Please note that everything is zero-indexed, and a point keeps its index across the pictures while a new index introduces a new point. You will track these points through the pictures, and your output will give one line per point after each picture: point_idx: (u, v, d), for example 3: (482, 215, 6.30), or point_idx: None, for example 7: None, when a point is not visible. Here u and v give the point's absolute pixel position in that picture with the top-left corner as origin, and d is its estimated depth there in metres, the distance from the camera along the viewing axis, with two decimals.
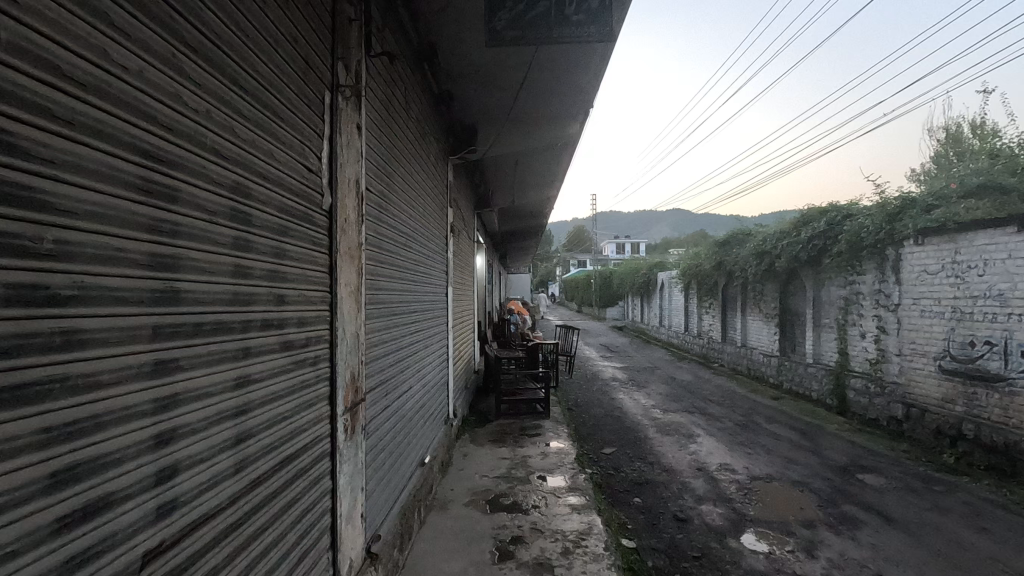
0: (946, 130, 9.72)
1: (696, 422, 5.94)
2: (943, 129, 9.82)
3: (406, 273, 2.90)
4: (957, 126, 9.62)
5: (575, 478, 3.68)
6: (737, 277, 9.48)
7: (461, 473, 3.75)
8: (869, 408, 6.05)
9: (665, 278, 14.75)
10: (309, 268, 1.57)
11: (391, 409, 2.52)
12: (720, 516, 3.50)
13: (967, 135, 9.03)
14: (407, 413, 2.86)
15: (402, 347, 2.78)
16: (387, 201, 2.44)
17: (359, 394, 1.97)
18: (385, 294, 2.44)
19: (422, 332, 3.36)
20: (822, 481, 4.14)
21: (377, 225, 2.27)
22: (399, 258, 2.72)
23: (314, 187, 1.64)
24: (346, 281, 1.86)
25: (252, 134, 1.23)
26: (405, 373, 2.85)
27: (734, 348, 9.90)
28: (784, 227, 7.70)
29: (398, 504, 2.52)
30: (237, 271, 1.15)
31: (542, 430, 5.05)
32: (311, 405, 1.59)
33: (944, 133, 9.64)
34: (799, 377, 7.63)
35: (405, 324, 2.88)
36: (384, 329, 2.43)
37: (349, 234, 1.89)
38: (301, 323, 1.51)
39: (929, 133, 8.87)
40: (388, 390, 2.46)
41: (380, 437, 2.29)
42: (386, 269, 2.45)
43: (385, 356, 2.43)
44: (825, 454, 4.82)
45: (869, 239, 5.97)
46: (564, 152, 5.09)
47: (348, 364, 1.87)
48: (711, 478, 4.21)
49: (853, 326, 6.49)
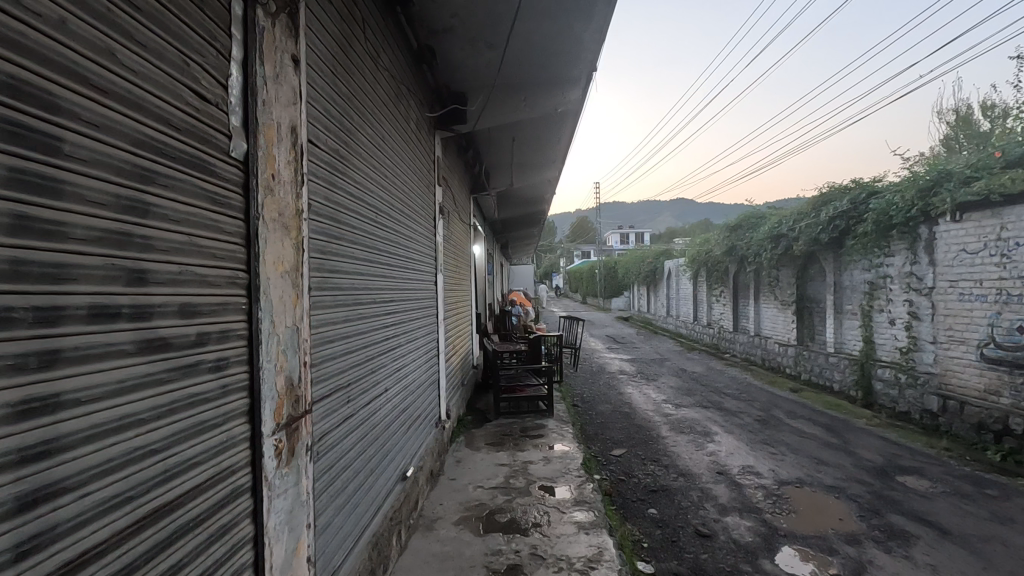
0: (961, 108, 9.26)
1: (713, 419, 5.51)
2: (957, 108, 9.36)
3: (378, 255, 2.44)
4: (968, 107, 9.23)
5: (581, 488, 3.24)
6: (750, 263, 9.00)
7: (453, 484, 3.31)
8: (900, 400, 5.60)
9: (671, 267, 14.33)
10: (206, 236, 1.11)
11: (358, 420, 2.08)
12: (749, 530, 3.06)
13: (985, 114, 8.56)
14: (382, 422, 2.42)
15: (374, 344, 2.33)
16: (345, 164, 1.99)
17: (301, 406, 1.53)
18: (346, 279, 1.99)
19: (403, 326, 2.93)
20: (860, 485, 3.69)
21: (330, 190, 1.81)
22: (367, 236, 2.27)
23: (215, 123, 1.17)
24: (276, 257, 1.41)
25: (64, 13, 0.78)
26: (379, 377, 2.40)
27: (747, 338, 9.44)
28: (801, 208, 7.22)
29: (369, 532, 2.09)
30: (26, 228, 0.71)
31: (545, 430, 4.61)
32: (212, 429, 1.13)
33: (955, 114, 9.26)
34: (819, 368, 7.17)
35: (379, 314, 2.43)
36: (345, 323, 1.97)
37: (279, 197, 1.43)
38: (188, 312, 1.04)
39: (945, 111, 8.42)
40: (352, 397, 2.02)
41: (339, 454, 1.84)
42: (346, 248, 2.00)
43: (347, 353, 1.98)
44: (858, 453, 4.37)
45: (898, 217, 5.49)
46: (564, 124, 4.59)
47: (280, 369, 1.42)
48: (734, 484, 3.77)
49: (880, 313, 6.04)
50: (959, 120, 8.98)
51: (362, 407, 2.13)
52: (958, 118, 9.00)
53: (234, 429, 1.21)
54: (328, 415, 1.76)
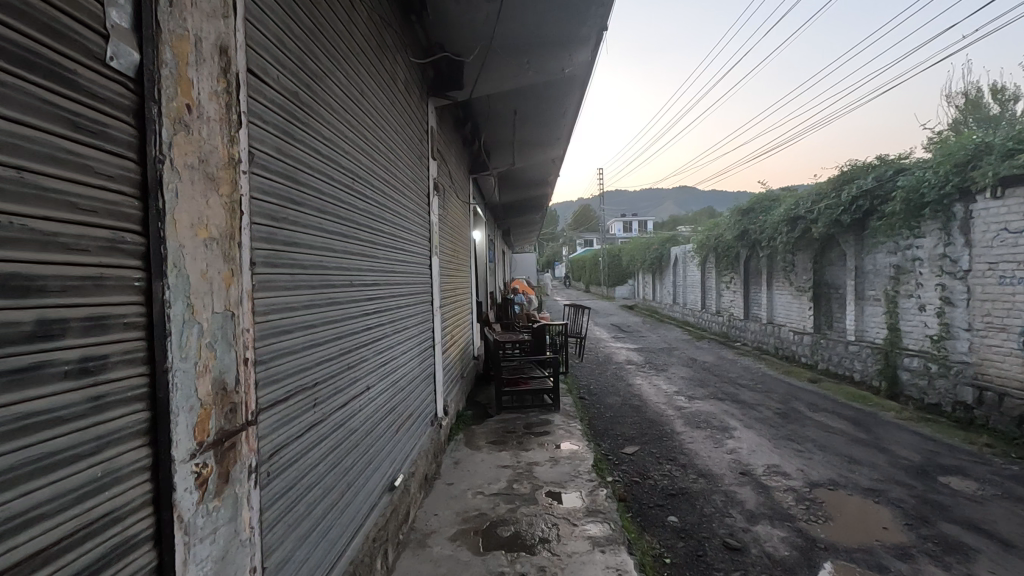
0: (971, 90, 8.95)
1: (729, 412, 5.16)
2: (966, 91, 9.06)
3: (356, 229, 2.06)
4: (978, 89, 8.94)
5: (593, 494, 2.88)
6: (763, 248, 8.61)
7: (450, 490, 2.96)
8: (929, 391, 5.24)
9: (677, 253, 13.96)
10: (53, 173, 0.75)
11: (331, 427, 1.72)
12: (784, 542, 2.70)
13: (995, 96, 8.28)
14: (364, 426, 2.06)
15: (351, 333, 1.97)
16: (308, 113, 1.60)
17: (238, 416, 1.16)
18: (311, 254, 1.62)
19: (391, 313, 2.58)
20: (900, 488, 3.33)
21: (282, 140, 1.43)
22: (341, 205, 1.89)
23: (75, 10, 0.79)
24: (194, 218, 1.03)
25: None
26: (359, 374, 2.04)
27: (760, 326, 9.08)
28: (820, 187, 6.83)
29: (344, 558, 1.76)
30: None
31: (552, 427, 4.26)
32: (73, 460, 0.77)
33: (963, 98, 8.98)
34: (838, 357, 6.81)
35: (358, 298, 2.06)
36: (311, 310, 1.60)
37: (200, 138, 1.05)
38: (13, 290, 0.68)
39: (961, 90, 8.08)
40: (321, 399, 1.66)
41: (301, 472, 1.49)
42: (311, 215, 1.62)
43: (314, 346, 1.62)
44: (892, 450, 4.00)
45: (931, 194, 5.09)
46: (572, 93, 4.19)
47: (203, 370, 1.04)
48: (761, 486, 3.41)
49: (906, 298, 5.67)
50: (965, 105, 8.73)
51: (335, 410, 1.77)
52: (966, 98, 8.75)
53: (120, 456, 0.85)
54: (283, 425, 1.39)
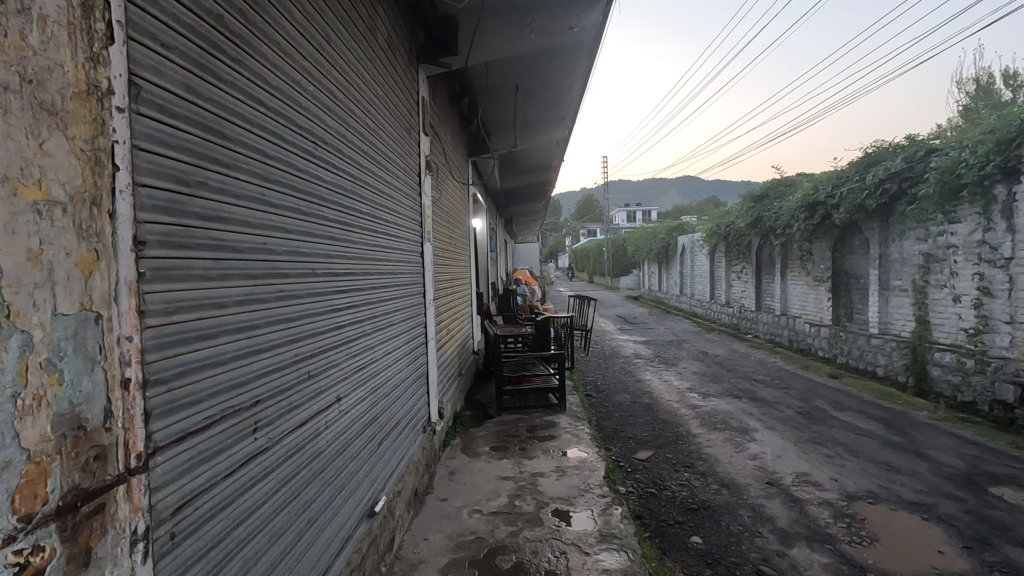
0: (986, 74, 8.56)
1: (748, 411, 4.80)
2: (978, 76, 8.67)
3: (324, 206, 1.69)
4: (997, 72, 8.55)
5: (606, 514, 2.52)
6: (778, 236, 8.21)
7: (443, 507, 2.61)
8: (963, 389, 4.86)
9: (684, 242, 13.57)
10: None
11: (284, 454, 1.36)
12: (826, 570, 2.35)
13: (1018, 78, 7.89)
14: (334, 445, 1.71)
15: (314, 333, 1.59)
16: (242, 47, 1.22)
17: (114, 463, 0.80)
18: (252, 234, 1.24)
19: (373, 306, 2.21)
20: (950, 502, 2.97)
21: (197, 76, 1.05)
22: (299, 175, 1.51)
23: None
24: (8, 168, 0.66)
25: None
26: (327, 382, 1.67)
27: (773, 317, 8.70)
28: (843, 170, 6.41)
29: None
30: None
31: (557, 429, 3.90)
32: None
33: (983, 80, 8.58)
34: (860, 350, 6.43)
35: (325, 290, 1.69)
36: (249, 305, 1.23)
37: (21, 45, 0.68)
38: None
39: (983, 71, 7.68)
40: (268, 421, 1.29)
41: (233, 521, 1.12)
42: (249, 183, 1.24)
43: (256, 353, 1.26)
44: (933, 457, 3.63)
45: (968, 175, 4.66)
46: (578, 61, 3.78)
47: (33, 401, 0.68)
48: (792, 499, 3.05)
49: (938, 288, 5.28)
50: (977, 88, 8.40)
51: (291, 433, 1.41)
52: (982, 79, 8.37)
53: None
54: (202, 462, 1.03)
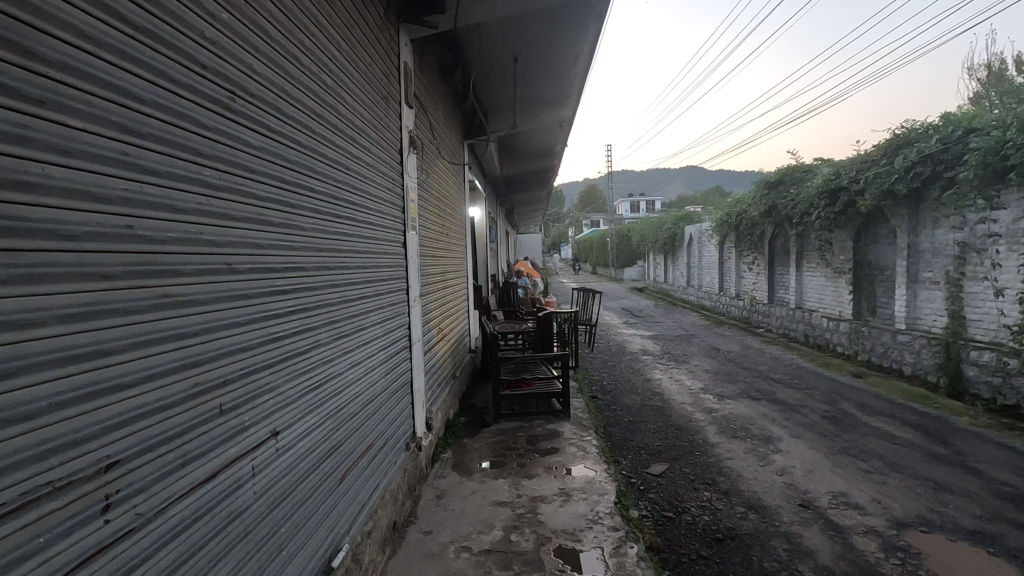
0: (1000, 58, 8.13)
1: (769, 416, 4.38)
2: (993, 61, 8.21)
3: (253, 181, 1.27)
4: None
5: (620, 555, 2.11)
6: (794, 225, 7.75)
7: (426, 543, 2.21)
8: (1005, 391, 4.43)
9: (692, 232, 13.08)
10: None
11: (167, 534, 0.94)
12: None
13: None
14: (267, 495, 1.29)
15: (234, 351, 1.17)
16: None
17: None
18: (100, 216, 0.82)
19: (335, 309, 1.79)
20: (1018, 532, 2.56)
21: None
22: (204, 133, 1.08)
23: None
24: None
25: None
26: (254, 415, 1.25)
27: (787, 311, 8.26)
28: (869, 153, 5.93)
29: None
30: None
31: (561, 441, 3.49)
32: None
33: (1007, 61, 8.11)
34: (884, 347, 6.00)
35: (254, 292, 1.26)
36: (95, 321, 0.80)
37: None
38: None
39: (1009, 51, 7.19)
40: (134, 491, 0.87)
41: None
42: (91, 133, 0.80)
43: (111, 396, 0.83)
44: (986, 473, 3.21)
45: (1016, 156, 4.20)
46: (584, 24, 3.31)
47: None
48: (832, 526, 2.64)
49: (975, 281, 4.84)
50: (999, 70, 7.94)
51: (185, 498, 0.99)
52: (1003, 61, 7.88)
53: None
54: None
